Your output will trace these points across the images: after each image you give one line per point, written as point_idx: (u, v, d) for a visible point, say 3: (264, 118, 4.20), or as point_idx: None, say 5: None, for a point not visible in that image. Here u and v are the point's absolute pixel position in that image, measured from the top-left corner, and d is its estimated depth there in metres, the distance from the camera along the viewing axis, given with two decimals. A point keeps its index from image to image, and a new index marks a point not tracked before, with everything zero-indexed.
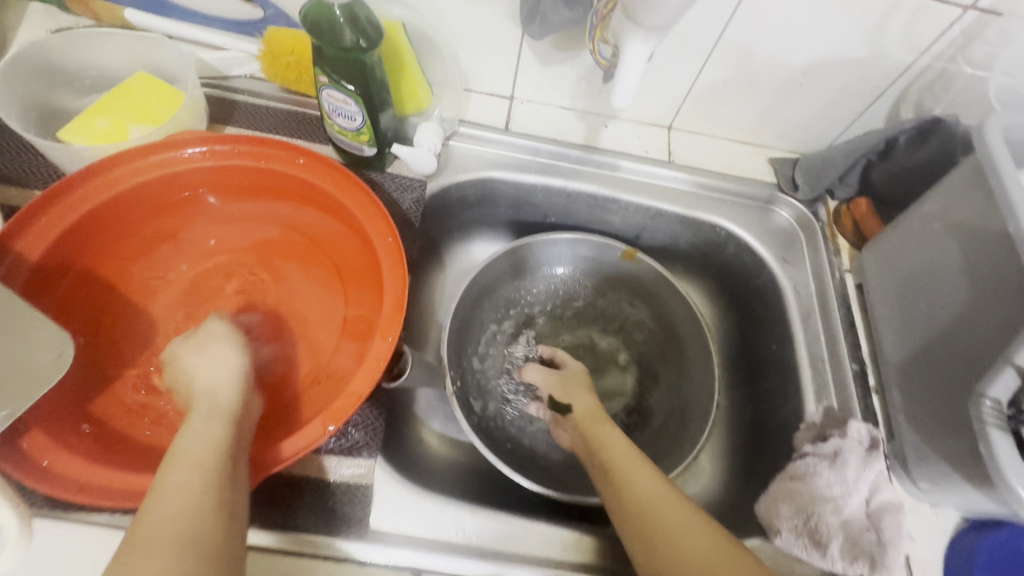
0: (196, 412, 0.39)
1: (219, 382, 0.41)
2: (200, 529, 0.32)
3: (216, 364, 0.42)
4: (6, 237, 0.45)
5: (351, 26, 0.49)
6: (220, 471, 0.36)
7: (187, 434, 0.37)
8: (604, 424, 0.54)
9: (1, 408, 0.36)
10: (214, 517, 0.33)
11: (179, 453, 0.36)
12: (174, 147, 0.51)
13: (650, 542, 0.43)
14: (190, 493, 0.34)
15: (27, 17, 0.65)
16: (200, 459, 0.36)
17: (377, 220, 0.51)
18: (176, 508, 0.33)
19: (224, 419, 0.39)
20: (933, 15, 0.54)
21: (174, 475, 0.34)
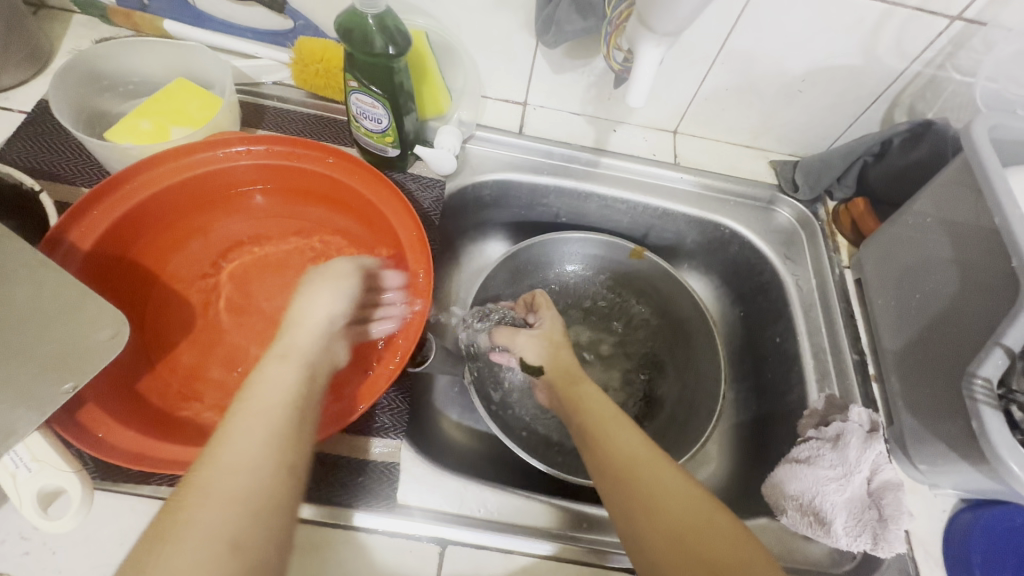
0: (293, 348, 0.45)
1: (320, 321, 0.47)
2: (274, 456, 0.37)
3: (327, 303, 0.48)
4: (62, 228, 0.48)
5: (383, 34, 0.53)
6: (297, 406, 0.40)
7: (283, 363, 0.43)
8: (582, 387, 0.57)
9: (63, 381, 0.39)
10: (285, 448, 0.37)
11: (265, 383, 0.41)
12: (214, 146, 0.54)
13: (627, 499, 0.44)
14: (266, 419, 0.38)
15: (71, 28, 0.69)
16: (282, 394, 0.40)
17: (403, 216, 0.55)
18: (257, 431, 0.37)
19: (306, 359, 0.44)
20: (923, 25, 0.58)
21: (261, 401, 0.39)
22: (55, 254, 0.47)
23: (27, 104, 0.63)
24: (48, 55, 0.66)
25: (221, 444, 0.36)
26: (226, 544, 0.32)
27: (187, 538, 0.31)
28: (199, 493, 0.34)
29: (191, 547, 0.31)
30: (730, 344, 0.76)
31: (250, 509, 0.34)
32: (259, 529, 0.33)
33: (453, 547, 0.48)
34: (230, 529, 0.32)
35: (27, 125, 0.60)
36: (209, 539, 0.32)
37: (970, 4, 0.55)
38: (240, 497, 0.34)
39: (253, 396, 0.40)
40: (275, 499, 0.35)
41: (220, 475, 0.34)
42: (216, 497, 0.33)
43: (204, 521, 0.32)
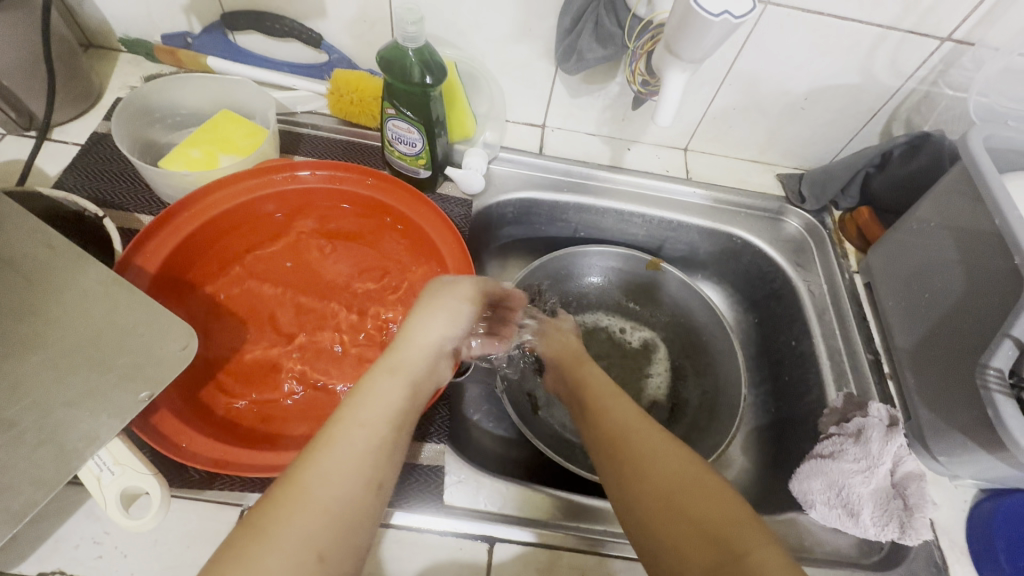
0: (402, 364, 0.46)
1: (430, 343, 0.49)
2: (368, 475, 0.38)
3: (441, 326, 0.51)
4: (131, 252, 0.52)
5: (421, 66, 0.58)
6: (397, 426, 0.42)
7: (392, 378, 0.45)
8: (585, 364, 0.61)
9: (140, 388, 0.42)
10: (379, 468, 0.39)
11: (373, 395, 0.43)
12: (271, 172, 0.60)
13: (619, 466, 0.46)
14: (374, 436, 0.40)
15: (119, 66, 0.73)
16: (386, 411, 0.42)
17: (443, 231, 0.60)
18: (359, 447, 0.39)
19: (410, 377, 0.46)
20: (915, 45, 0.63)
21: (369, 417, 0.41)
22: (127, 273, 0.52)
23: (80, 137, 0.67)
24: (98, 90, 0.71)
25: (329, 448, 0.38)
26: (315, 557, 0.34)
27: (281, 543, 0.33)
28: (300, 505, 0.35)
29: (283, 549, 0.33)
30: (747, 350, 0.79)
31: (339, 526, 0.36)
32: (345, 541, 0.36)
33: (501, 544, 0.50)
34: (316, 541, 0.34)
35: (82, 156, 0.64)
36: (303, 545, 0.34)
37: (959, 26, 0.60)
38: (331, 510, 0.36)
39: (364, 410, 0.41)
40: (359, 514, 0.37)
41: (318, 490, 0.36)
42: (315, 505, 0.35)
43: (304, 530, 0.34)
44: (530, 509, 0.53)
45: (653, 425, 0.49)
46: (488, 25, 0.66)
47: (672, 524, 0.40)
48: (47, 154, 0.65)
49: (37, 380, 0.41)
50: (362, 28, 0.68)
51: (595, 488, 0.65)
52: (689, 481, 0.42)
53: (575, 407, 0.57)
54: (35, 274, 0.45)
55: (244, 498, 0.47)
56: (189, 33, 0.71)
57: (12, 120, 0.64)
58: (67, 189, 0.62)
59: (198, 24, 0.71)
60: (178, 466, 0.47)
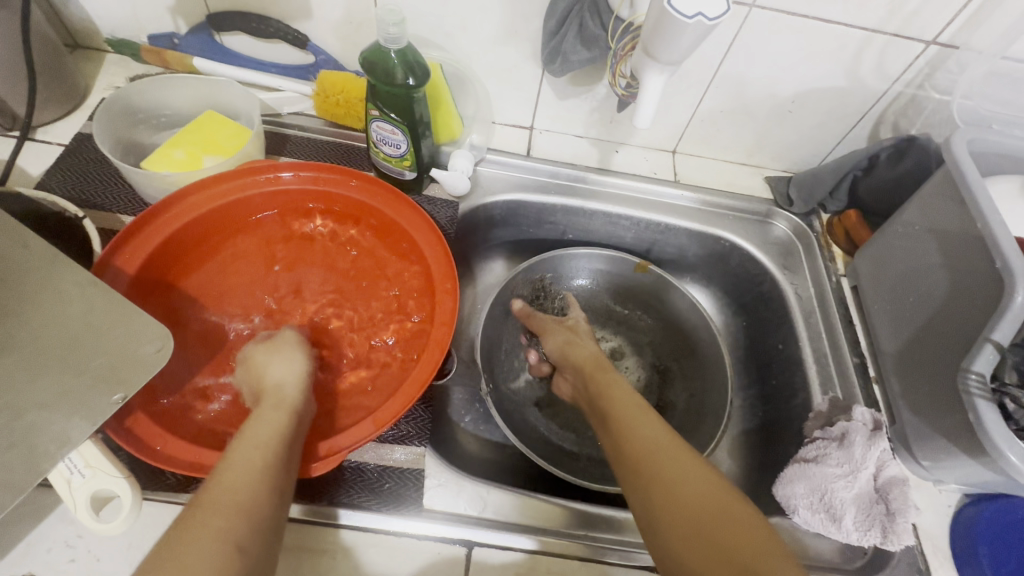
0: (283, 398, 0.47)
1: (289, 381, 0.50)
2: (269, 478, 0.39)
3: (287, 364, 0.52)
4: (109, 253, 0.52)
5: (405, 68, 0.58)
6: (287, 442, 0.43)
7: (275, 410, 0.46)
8: (608, 372, 0.61)
9: (112, 389, 0.42)
10: (280, 472, 0.40)
11: (258, 422, 0.44)
12: (254, 173, 0.59)
13: (647, 488, 0.47)
14: (264, 450, 0.41)
15: (105, 66, 0.73)
16: (276, 431, 0.43)
17: (427, 235, 0.59)
18: (253, 459, 0.40)
19: (294, 408, 0.47)
20: (900, 48, 0.63)
21: (253, 438, 0.42)
22: (104, 276, 0.51)
23: (64, 137, 0.67)
24: (84, 90, 0.70)
25: (226, 466, 0.39)
26: (230, 548, 0.35)
27: (199, 544, 0.34)
28: (206, 513, 0.36)
29: (199, 548, 0.34)
30: (736, 352, 0.79)
31: (250, 521, 0.37)
32: (259, 538, 0.37)
33: (480, 549, 0.50)
34: (231, 538, 0.35)
35: (65, 157, 0.64)
36: (217, 542, 0.35)
37: (943, 30, 0.60)
38: (240, 509, 0.37)
39: (250, 434, 0.43)
40: (269, 514, 0.38)
41: (220, 499, 0.37)
42: (225, 508, 0.36)
43: (215, 531, 0.35)
44: (525, 515, 0.53)
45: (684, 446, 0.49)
46: (474, 27, 0.66)
47: (694, 547, 0.41)
48: (30, 155, 0.65)
49: (10, 380, 0.41)
50: (347, 30, 0.68)
51: (580, 492, 0.64)
52: (717, 509, 0.43)
53: (598, 412, 0.58)
54: (8, 275, 0.45)
55: None
56: (176, 34, 0.71)
57: None
58: (49, 190, 0.61)
59: (184, 25, 0.70)
60: (154, 469, 0.47)
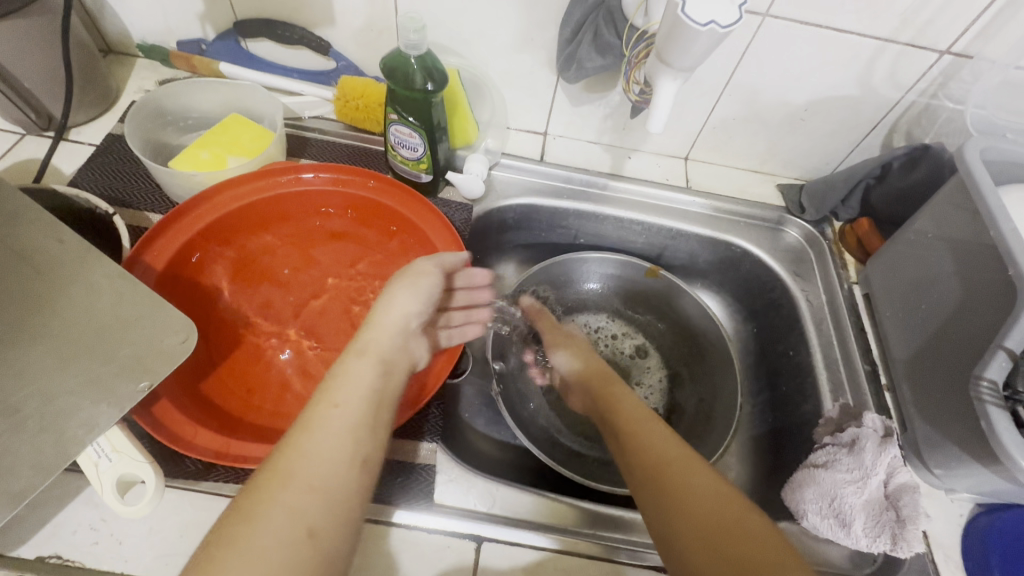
0: (370, 347, 0.49)
1: (398, 322, 0.52)
2: (349, 454, 0.41)
3: (406, 301, 0.53)
4: (139, 249, 0.54)
5: (423, 73, 0.59)
6: (374, 403, 0.45)
7: (361, 359, 0.48)
8: (614, 386, 0.62)
9: (138, 378, 0.43)
10: (360, 445, 0.42)
11: (349, 379, 0.45)
12: (279, 173, 0.61)
13: (661, 495, 0.47)
14: (351, 417, 0.43)
15: (135, 70, 0.76)
16: (362, 394, 0.45)
17: (444, 234, 0.61)
18: (337, 426, 0.42)
19: (382, 357, 0.49)
20: (914, 58, 0.63)
21: (346, 396, 0.44)
22: (134, 270, 0.53)
23: (95, 138, 0.70)
24: (115, 94, 0.73)
25: (309, 436, 0.41)
26: (304, 532, 0.36)
27: (277, 522, 0.36)
28: (284, 483, 0.38)
29: (279, 522, 0.36)
30: (746, 359, 0.79)
31: (328, 502, 0.38)
32: (337, 518, 0.38)
33: (490, 544, 0.51)
34: (306, 517, 0.37)
35: (97, 156, 0.67)
36: (292, 523, 0.36)
37: (957, 39, 0.61)
38: (318, 488, 0.38)
39: (341, 390, 0.44)
40: (344, 493, 0.39)
41: (304, 467, 0.39)
42: (300, 484, 0.38)
43: (293, 506, 0.37)
44: (534, 513, 0.54)
45: (698, 460, 0.49)
46: (491, 34, 0.67)
47: (716, 559, 0.41)
48: (63, 154, 0.68)
49: (42, 369, 0.43)
50: (368, 37, 0.70)
51: (589, 493, 0.65)
52: (734, 522, 0.43)
53: (608, 431, 0.57)
54: (44, 267, 0.47)
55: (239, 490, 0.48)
56: (203, 40, 0.74)
57: (31, 121, 0.66)
58: (80, 188, 0.64)
59: (212, 32, 0.73)
60: (175, 457, 0.48)
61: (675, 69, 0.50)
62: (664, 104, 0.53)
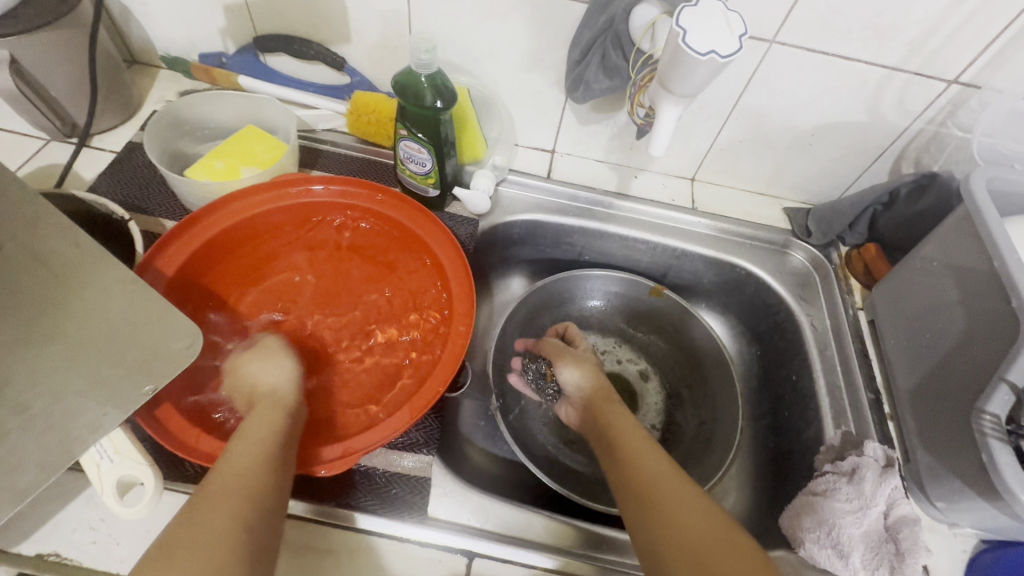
0: (270, 395, 0.51)
1: (283, 374, 0.54)
2: (263, 464, 0.43)
3: (267, 364, 0.55)
4: (152, 255, 0.55)
5: (433, 91, 0.61)
6: (284, 436, 0.47)
7: (270, 409, 0.49)
8: (612, 404, 0.62)
9: (142, 379, 0.45)
10: (278, 463, 0.44)
11: (254, 419, 0.47)
12: (290, 184, 0.63)
13: (648, 510, 0.48)
14: (259, 445, 0.45)
15: (158, 81, 0.79)
16: (269, 427, 0.47)
17: (449, 250, 0.62)
18: (251, 453, 0.43)
19: (287, 404, 0.51)
20: (922, 87, 0.63)
21: (252, 432, 0.46)
22: (146, 275, 0.55)
23: (116, 145, 0.72)
24: (137, 103, 0.76)
25: (221, 463, 0.42)
26: (239, 531, 0.38)
27: (203, 529, 0.37)
28: (210, 502, 0.39)
29: (210, 530, 0.37)
30: (748, 384, 0.79)
31: (251, 508, 0.40)
32: (260, 524, 0.40)
33: (480, 560, 0.51)
34: (240, 514, 0.39)
35: (118, 163, 0.69)
36: (220, 529, 0.38)
37: (965, 69, 0.61)
38: (240, 495, 0.40)
39: (247, 430, 0.46)
40: (267, 499, 0.41)
41: (222, 486, 0.40)
42: (225, 491, 0.40)
43: (215, 517, 0.38)
44: (526, 531, 0.53)
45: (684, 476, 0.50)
46: (501, 54, 0.69)
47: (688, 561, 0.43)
48: (85, 160, 0.70)
49: (56, 367, 0.44)
50: (382, 54, 0.72)
51: (583, 512, 0.65)
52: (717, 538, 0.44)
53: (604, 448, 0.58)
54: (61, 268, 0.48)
55: None
56: (224, 53, 0.76)
57: (55, 128, 0.69)
58: (101, 193, 0.66)
59: (232, 45, 0.76)
60: (175, 460, 0.49)
61: (678, 96, 0.51)
62: (666, 129, 0.54)
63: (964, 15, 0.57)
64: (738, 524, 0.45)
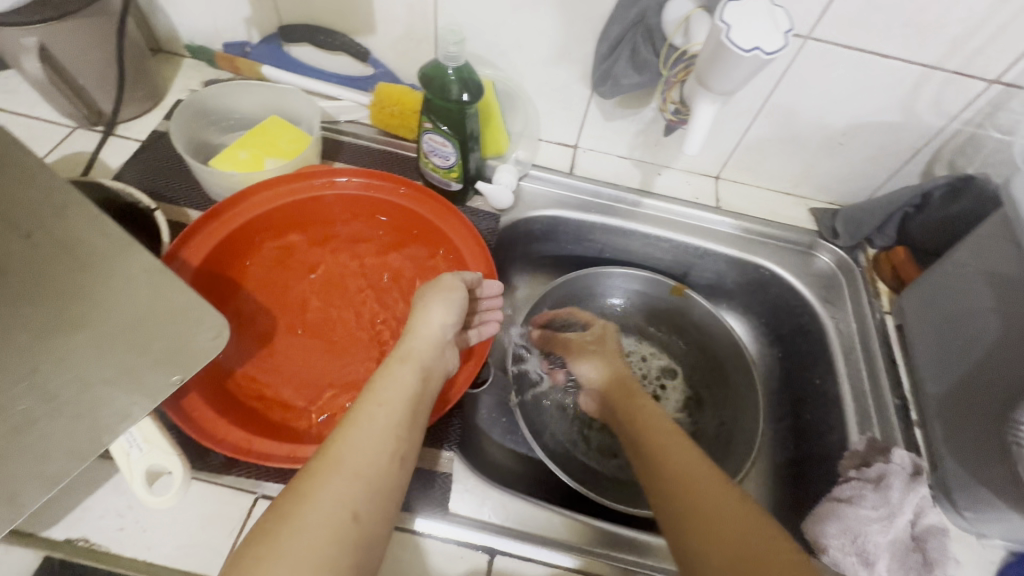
0: (413, 353, 0.50)
1: (434, 333, 0.52)
2: (390, 446, 0.42)
3: (440, 313, 0.53)
4: (179, 244, 0.56)
5: (460, 84, 0.60)
6: (414, 407, 0.46)
7: (403, 366, 0.48)
8: (636, 395, 0.62)
9: (170, 373, 0.45)
10: (402, 441, 0.43)
11: (391, 382, 0.46)
12: (311, 176, 0.63)
13: (682, 505, 0.47)
14: (393, 415, 0.44)
15: (182, 69, 0.79)
16: (402, 392, 0.46)
17: (470, 245, 0.62)
18: (381, 423, 0.43)
19: (422, 363, 0.49)
20: (961, 87, 0.62)
21: (389, 397, 0.45)
22: (172, 264, 0.56)
23: (141, 133, 0.72)
24: (162, 91, 0.76)
25: (355, 425, 0.42)
26: (349, 516, 0.37)
27: (320, 500, 0.37)
28: (334, 469, 0.39)
29: (328, 502, 0.37)
30: (768, 386, 0.78)
31: (372, 490, 0.39)
32: (377, 509, 0.39)
33: (502, 557, 0.51)
34: (359, 492, 0.39)
35: (142, 151, 0.69)
36: (340, 504, 0.38)
37: (1008, 69, 0.59)
38: (364, 475, 0.39)
39: (383, 390, 0.46)
40: (388, 484, 0.40)
41: (353, 458, 0.40)
42: (347, 470, 0.39)
43: (337, 489, 0.38)
44: (547, 529, 0.53)
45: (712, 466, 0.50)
46: (528, 47, 0.68)
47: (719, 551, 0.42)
48: (110, 148, 0.70)
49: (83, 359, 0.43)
50: (406, 45, 0.71)
51: (600, 511, 0.64)
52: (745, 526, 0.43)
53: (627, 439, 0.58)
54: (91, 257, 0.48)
55: (259, 486, 0.49)
56: (248, 43, 0.76)
57: (82, 116, 0.69)
58: (126, 181, 0.66)
59: (257, 35, 0.75)
60: (200, 449, 0.50)
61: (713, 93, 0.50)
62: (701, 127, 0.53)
63: (1009, 13, 0.55)
64: (771, 518, 0.44)
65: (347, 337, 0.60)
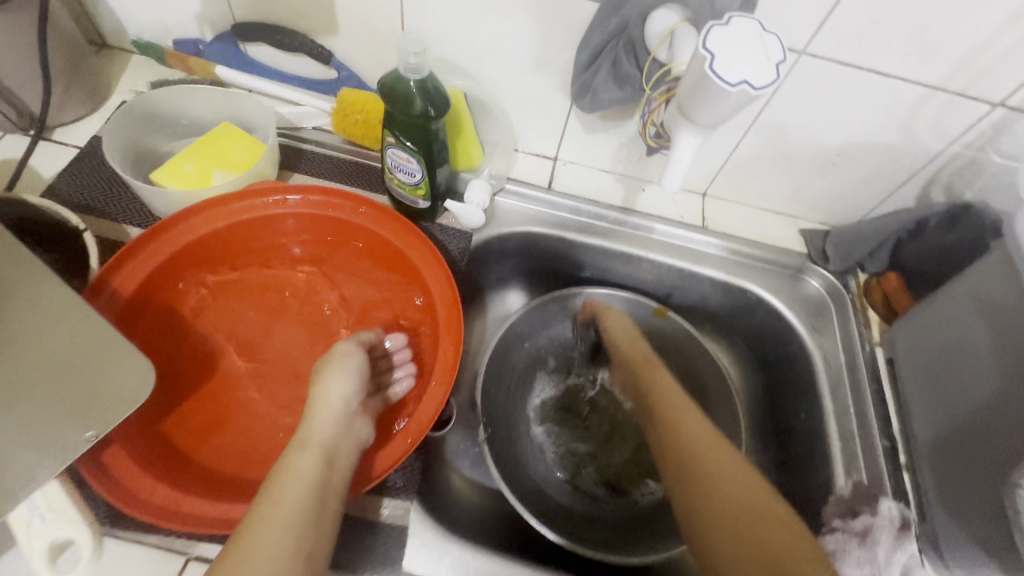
0: (313, 438, 0.46)
1: (337, 407, 0.48)
2: (291, 549, 0.39)
3: (340, 387, 0.49)
4: (106, 273, 0.50)
5: (423, 96, 0.55)
6: (318, 497, 0.42)
7: (301, 455, 0.45)
8: (656, 367, 0.65)
9: (86, 424, 0.40)
10: (303, 539, 0.40)
11: (288, 477, 0.43)
12: (259, 195, 0.57)
13: (701, 484, 0.52)
14: (292, 515, 0.40)
15: (130, 67, 0.72)
16: (303, 484, 0.42)
17: (435, 271, 0.56)
18: (276, 527, 0.40)
19: (325, 445, 0.45)
20: (962, 110, 0.58)
21: (284, 493, 0.42)
22: (100, 295, 0.50)
23: (80, 139, 0.66)
24: (105, 92, 0.69)
25: (248, 534, 0.39)
26: None
27: None
28: None
29: None
30: (752, 416, 0.74)
31: None
32: None
33: None
34: None
35: (79, 160, 0.63)
36: None
37: (1014, 92, 0.55)
38: None
39: (281, 484, 0.42)
40: None
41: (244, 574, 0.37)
42: None
43: None
44: None
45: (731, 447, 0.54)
46: (502, 54, 0.62)
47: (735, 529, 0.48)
48: (45, 156, 0.64)
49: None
50: (371, 47, 0.66)
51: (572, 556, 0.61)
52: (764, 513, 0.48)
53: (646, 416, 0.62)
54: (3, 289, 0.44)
55: (192, 548, 0.44)
56: (201, 41, 0.70)
57: (11, 120, 0.63)
58: (59, 195, 0.60)
59: (210, 32, 0.69)
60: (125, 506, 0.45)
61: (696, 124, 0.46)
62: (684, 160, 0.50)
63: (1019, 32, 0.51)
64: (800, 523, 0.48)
65: (298, 373, 0.55)
